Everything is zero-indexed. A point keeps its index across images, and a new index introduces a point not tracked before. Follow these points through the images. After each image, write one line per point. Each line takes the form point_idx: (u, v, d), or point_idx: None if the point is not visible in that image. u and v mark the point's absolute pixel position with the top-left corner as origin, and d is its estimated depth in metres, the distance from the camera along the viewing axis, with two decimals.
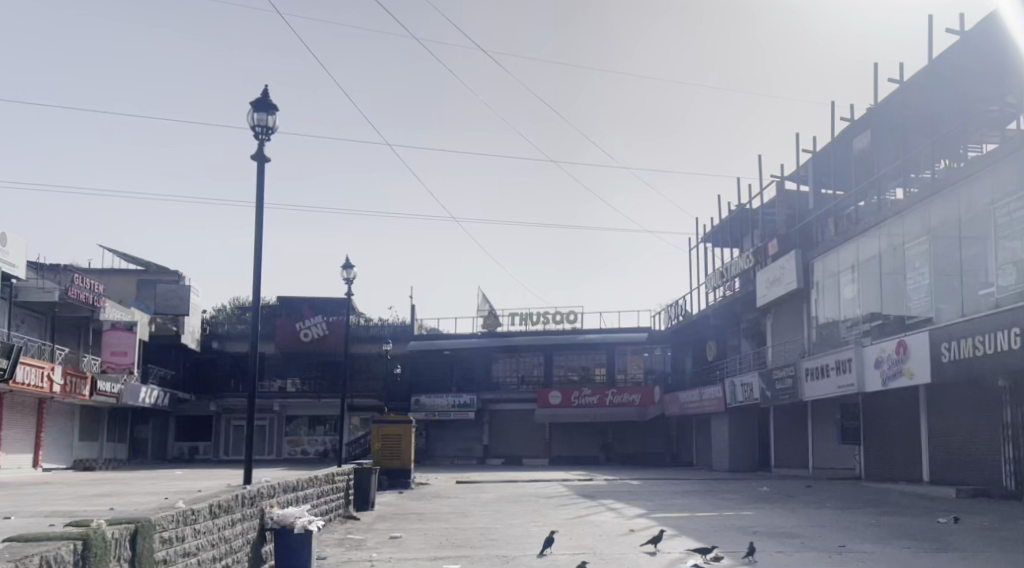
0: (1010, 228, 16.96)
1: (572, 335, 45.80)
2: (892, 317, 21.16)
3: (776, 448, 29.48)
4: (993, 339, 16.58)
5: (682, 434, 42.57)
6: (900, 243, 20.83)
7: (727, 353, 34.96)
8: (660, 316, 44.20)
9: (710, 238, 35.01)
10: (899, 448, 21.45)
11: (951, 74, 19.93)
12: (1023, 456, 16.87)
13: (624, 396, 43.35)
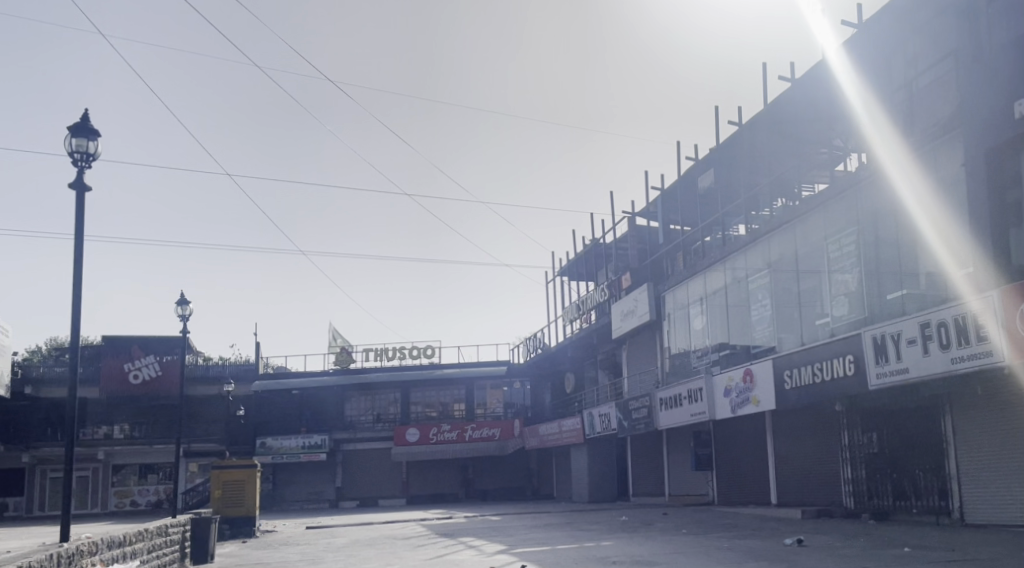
0: (841, 262, 18.12)
1: (431, 370, 45.92)
2: (738, 346, 22.04)
3: (634, 477, 30.07)
4: (830, 367, 17.56)
5: (541, 467, 42.97)
6: (743, 277, 21.83)
7: (584, 384, 35.56)
8: (518, 350, 44.42)
9: (567, 271, 35.66)
10: (749, 472, 22.26)
11: (787, 117, 21.17)
12: (859, 476, 17.85)
13: (483, 431, 43.39)
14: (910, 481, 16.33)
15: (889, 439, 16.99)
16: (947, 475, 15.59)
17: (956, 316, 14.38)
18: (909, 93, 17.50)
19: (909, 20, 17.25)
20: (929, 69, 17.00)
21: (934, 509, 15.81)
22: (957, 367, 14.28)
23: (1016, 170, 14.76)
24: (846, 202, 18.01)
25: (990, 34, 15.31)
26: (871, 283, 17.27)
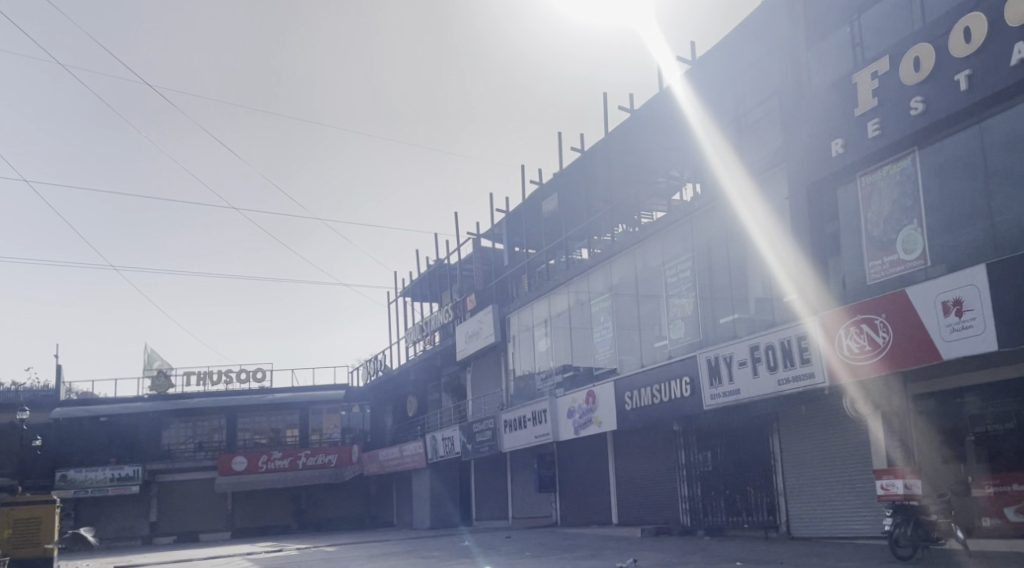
0: (678, 287, 18.86)
1: (262, 395, 44.47)
2: (582, 368, 22.42)
3: (477, 500, 30.04)
4: (668, 388, 18.11)
5: (381, 493, 42.35)
6: (586, 299, 22.34)
7: (428, 407, 35.27)
8: (358, 373, 43.73)
9: (410, 291, 35.37)
10: (590, 492, 22.68)
11: (629, 146, 21.91)
12: (695, 494, 18.49)
13: (318, 458, 42.24)
14: (741, 498, 17.06)
15: (722, 457, 17.67)
16: (775, 491, 16.38)
17: (783, 339, 15.34)
18: (739, 127, 18.49)
19: (740, 58, 18.27)
20: (757, 106, 18.05)
21: (764, 524, 16.57)
22: (785, 387, 15.17)
23: (833, 203, 15.87)
24: (684, 230, 18.80)
25: (811, 76, 16.45)
26: (705, 308, 18.05)
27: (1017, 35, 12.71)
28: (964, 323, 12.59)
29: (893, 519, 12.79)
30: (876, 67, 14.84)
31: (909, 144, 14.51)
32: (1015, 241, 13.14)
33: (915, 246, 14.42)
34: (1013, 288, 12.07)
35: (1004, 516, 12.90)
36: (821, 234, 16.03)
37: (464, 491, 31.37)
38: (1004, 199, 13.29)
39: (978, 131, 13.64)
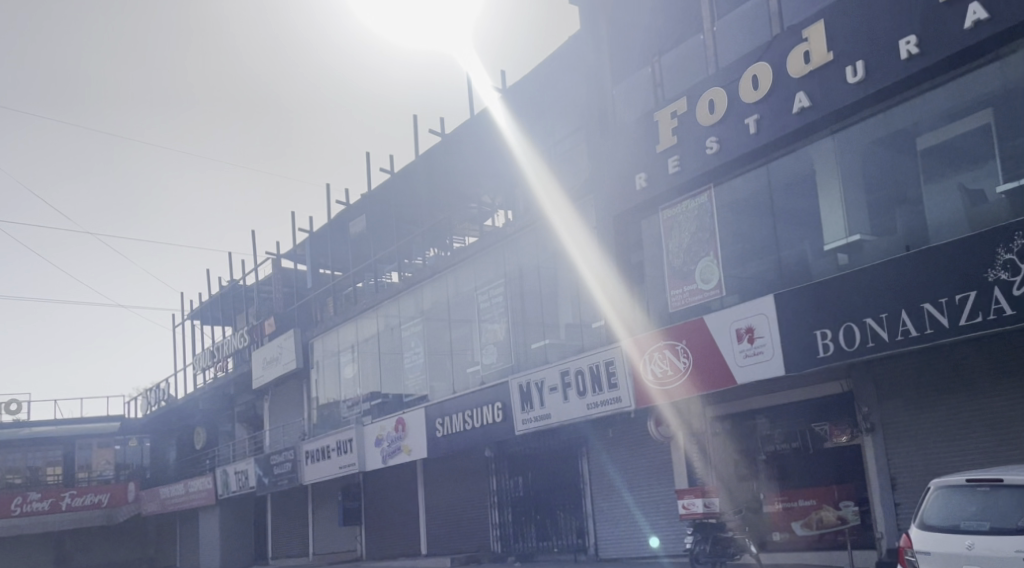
0: (490, 312, 19.32)
1: (19, 429, 40.28)
2: (391, 395, 22.05)
3: (272, 537, 28.61)
4: (480, 414, 18.05)
5: (162, 534, 39.35)
6: (395, 324, 22.27)
7: (218, 439, 33.36)
8: (136, 404, 40.74)
9: (200, 314, 33.64)
10: (397, 523, 22.22)
11: (440, 171, 22.08)
12: (506, 521, 18.55)
13: (86, 498, 38.19)
14: (552, 522, 17.33)
15: (532, 483, 17.88)
16: (585, 514, 16.72)
17: (592, 365, 16.01)
18: (550, 157, 19.40)
19: (551, 91, 19.22)
20: (565, 140, 19.02)
21: (574, 546, 16.86)
22: (595, 410, 15.76)
23: (638, 235, 16.87)
24: (496, 255, 19.43)
25: (615, 112, 17.45)
26: (518, 333, 18.61)
27: (797, 85, 14.34)
28: (755, 348, 14.06)
29: (694, 536, 13.75)
30: (675, 107, 15.97)
31: (705, 181, 15.75)
32: (799, 272, 14.63)
33: (711, 276, 15.70)
34: (801, 315, 13.72)
35: (792, 529, 14.11)
36: (627, 263, 16.98)
37: (259, 528, 29.80)
38: (789, 235, 14.79)
39: (766, 172, 15.12)
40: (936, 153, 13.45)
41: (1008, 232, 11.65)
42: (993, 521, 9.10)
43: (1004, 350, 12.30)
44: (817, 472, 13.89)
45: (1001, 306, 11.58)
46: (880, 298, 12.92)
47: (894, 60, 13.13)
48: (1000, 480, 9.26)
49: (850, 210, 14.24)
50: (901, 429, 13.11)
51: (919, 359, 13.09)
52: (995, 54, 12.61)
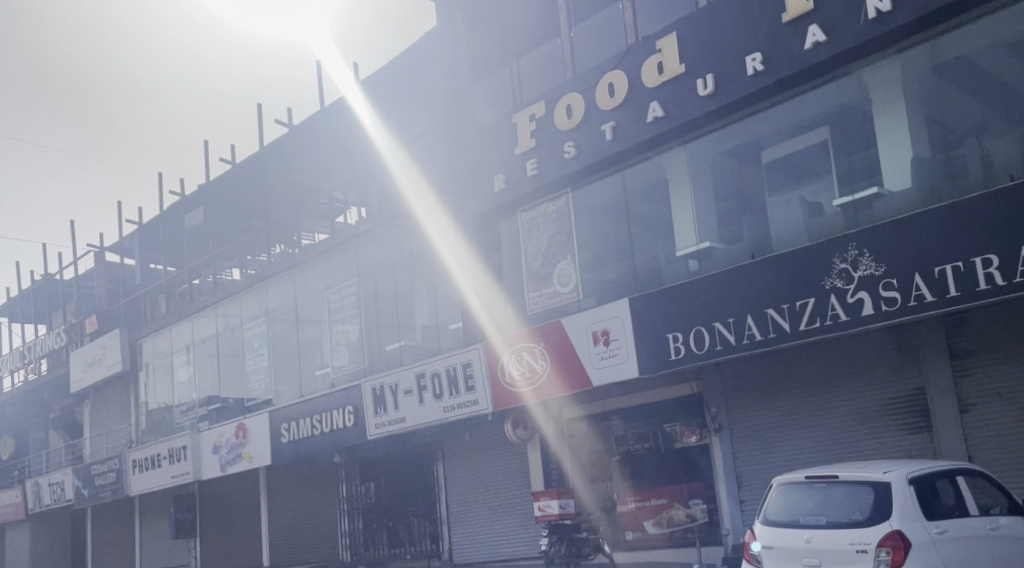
0: (341, 313, 19.43)
1: None
2: (230, 400, 21.55)
3: (89, 553, 26.64)
4: (329, 418, 17.89)
5: None
6: (237, 324, 21.86)
7: (27, 447, 30.85)
8: None
9: (9, 311, 31.18)
10: (235, 535, 21.51)
11: (288, 165, 21.77)
12: (355, 529, 18.38)
13: None
14: (404, 528, 17.40)
15: (384, 489, 17.81)
16: (439, 519, 16.96)
17: (448, 367, 16.40)
18: (401, 153, 19.34)
19: (411, 86, 19.41)
20: (422, 139, 19.17)
21: (427, 552, 16.98)
22: (449, 414, 16.20)
23: (496, 237, 17.35)
24: (347, 251, 19.45)
25: (474, 111, 17.75)
26: (370, 335, 18.80)
27: (651, 94, 15.14)
28: (610, 350, 14.74)
29: (550, 539, 14.29)
30: (533, 110, 16.44)
31: (562, 185, 16.29)
32: (652, 277, 15.45)
33: (569, 279, 16.28)
34: (655, 319, 14.44)
35: (644, 528, 14.66)
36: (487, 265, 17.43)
37: (74, 544, 27.79)
38: (643, 241, 15.58)
39: (621, 178, 15.80)
40: (777, 167, 14.54)
41: (843, 244, 12.88)
42: (831, 513, 9.57)
43: (839, 354, 13.38)
44: (668, 472, 14.51)
45: (837, 312, 12.79)
46: (728, 303, 13.84)
47: (742, 75, 14.21)
48: (837, 477, 9.87)
49: (699, 218, 15.11)
50: (745, 427, 13.89)
51: (762, 362, 14.00)
52: (831, 77, 13.86)
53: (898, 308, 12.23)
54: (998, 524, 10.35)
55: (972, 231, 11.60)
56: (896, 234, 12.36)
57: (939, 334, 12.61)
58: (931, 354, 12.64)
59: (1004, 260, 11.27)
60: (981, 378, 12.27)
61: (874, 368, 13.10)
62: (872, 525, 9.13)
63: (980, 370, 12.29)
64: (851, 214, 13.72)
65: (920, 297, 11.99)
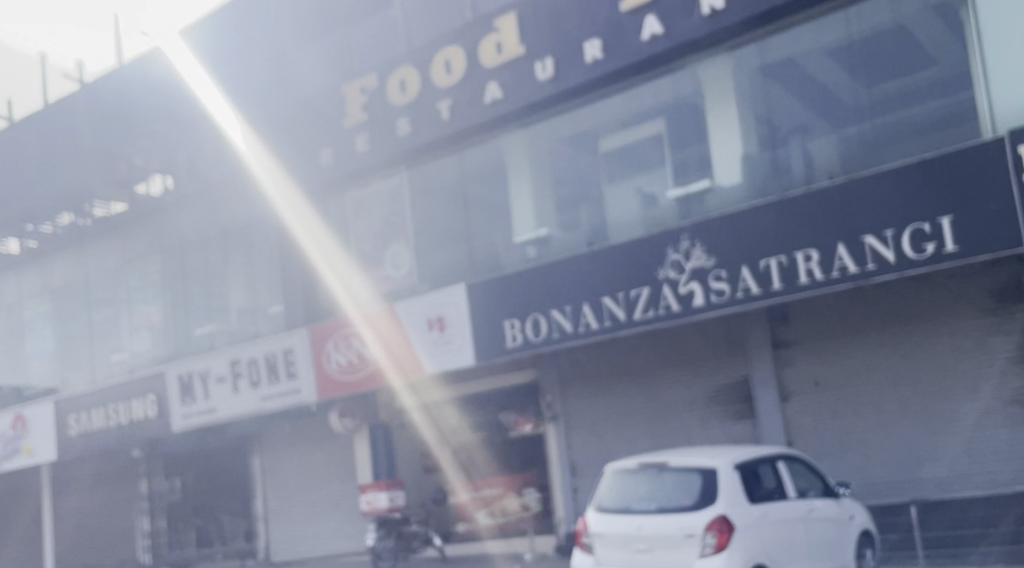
0: (144, 294, 20.60)
1: None
2: (7, 388, 22.76)
3: None
4: (128, 409, 18.68)
5: None
6: (16, 304, 22.97)
7: None
8: None
9: None
10: (22, 530, 21.80)
11: (79, 121, 19.98)
12: (158, 529, 19.48)
13: None
14: (215, 528, 18.61)
15: (192, 483, 19.04)
16: (256, 516, 17.88)
17: (267, 354, 16.94)
18: (221, 114, 18.62)
19: (232, 39, 18.55)
20: (247, 99, 18.39)
21: (240, 549, 18.10)
22: (269, 401, 16.84)
23: (326, 214, 17.79)
24: (153, 228, 20.44)
25: (301, 79, 17.78)
26: (176, 320, 19.96)
27: (489, 75, 15.26)
28: (445, 338, 15.02)
29: (378, 533, 14.11)
30: (364, 83, 16.52)
31: (397, 166, 16.73)
32: (491, 261, 15.85)
33: (402, 263, 16.87)
34: (492, 305, 14.59)
35: (477, 519, 15.22)
36: (320, 247, 17.98)
37: None
38: (481, 226, 16.07)
39: (460, 161, 16.25)
40: (614, 157, 14.80)
41: (677, 236, 13.07)
42: (660, 501, 9.04)
43: (668, 343, 13.73)
44: (503, 464, 15.24)
45: (670, 303, 12.98)
46: (564, 290, 13.92)
47: (581, 63, 14.35)
48: (667, 464, 9.38)
49: (539, 206, 15.46)
50: (580, 417, 14.36)
51: (596, 349, 14.30)
52: (669, 68, 14.15)
53: (726, 300, 12.53)
54: (813, 505, 10.21)
55: (800, 226, 12.00)
56: (728, 227, 12.62)
57: (764, 325, 13.10)
58: (755, 344, 13.10)
59: (823, 256, 11.75)
60: (800, 365, 12.92)
61: (701, 359, 13.53)
62: (701, 508, 8.68)
63: (799, 359, 12.94)
64: (684, 206, 13.96)
65: (748, 290, 12.33)
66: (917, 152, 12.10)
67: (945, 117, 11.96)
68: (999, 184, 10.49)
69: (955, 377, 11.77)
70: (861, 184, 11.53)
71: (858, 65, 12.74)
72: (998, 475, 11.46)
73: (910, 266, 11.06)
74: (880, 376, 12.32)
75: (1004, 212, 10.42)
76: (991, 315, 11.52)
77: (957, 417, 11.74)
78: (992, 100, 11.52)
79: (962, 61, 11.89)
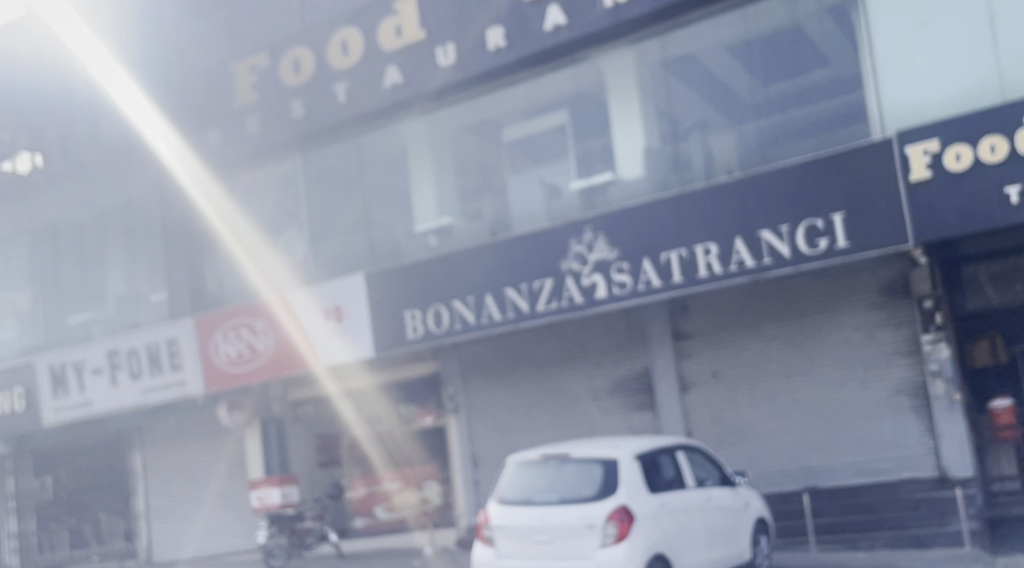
0: (9, 280, 19.78)
1: None
2: None
3: None
4: None
5: None
6: None
7: None
8: None
9: None
10: None
11: None
12: (25, 529, 18.50)
13: None
14: (91, 528, 17.82)
15: (65, 481, 18.26)
16: (136, 516, 17.24)
17: (148, 345, 16.14)
18: (102, 88, 17.72)
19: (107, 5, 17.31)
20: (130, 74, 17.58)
21: (121, 550, 17.42)
22: (150, 394, 16.07)
23: (214, 199, 17.27)
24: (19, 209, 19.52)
25: (191, 55, 17.25)
26: (46, 307, 19.14)
27: (389, 59, 14.97)
28: (340, 328, 14.67)
29: (270, 531, 13.84)
30: (255, 62, 16.13)
31: (290, 150, 16.33)
32: (389, 249, 15.56)
33: (296, 250, 16.46)
34: (392, 295, 14.27)
35: (374, 514, 15.25)
36: (209, 233, 17.52)
37: None
38: (380, 215, 15.73)
39: (357, 147, 15.84)
40: (518, 147, 14.73)
41: (580, 228, 13.06)
42: (561, 492, 8.91)
43: (570, 335, 13.77)
44: (401, 457, 15.18)
45: (572, 295, 12.96)
46: (467, 281, 13.71)
47: (483, 50, 14.21)
48: (569, 455, 9.25)
49: (440, 194, 15.26)
50: (481, 409, 14.33)
51: (497, 341, 14.26)
52: (571, 59, 14.13)
53: (629, 292, 12.60)
54: (712, 494, 10.13)
55: (701, 220, 12.16)
56: (629, 220, 12.69)
57: (664, 317, 13.26)
58: (656, 337, 13.26)
59: (722, 250, 11.95)
60: (700, 357, 13.14)
61: (603, 350, 13.61)
62: (600, 500, 8.55)
63: (699, 352, 13.15)
64: (587, 198, 13.98)
65: (649, 283, 12.43)
66: (811, 149, 12.43)
67: (837, 114, 12.31)
68: (888, 183, 10.89)
69: (845, 368, 12.17)
70: (759, 180, 11.78)
71: (754, 61, 12.98)
72: (884, 463, 11.86)
73: (804, 261, 11.36)
74: (775, 368, 12.63)
75: (892, 210, 10.83)
76: (880, 308, 11.97)
77: (846, 407, 12.13)
78: (882, 101, 11.91)
79: (852, 60, 12.24)
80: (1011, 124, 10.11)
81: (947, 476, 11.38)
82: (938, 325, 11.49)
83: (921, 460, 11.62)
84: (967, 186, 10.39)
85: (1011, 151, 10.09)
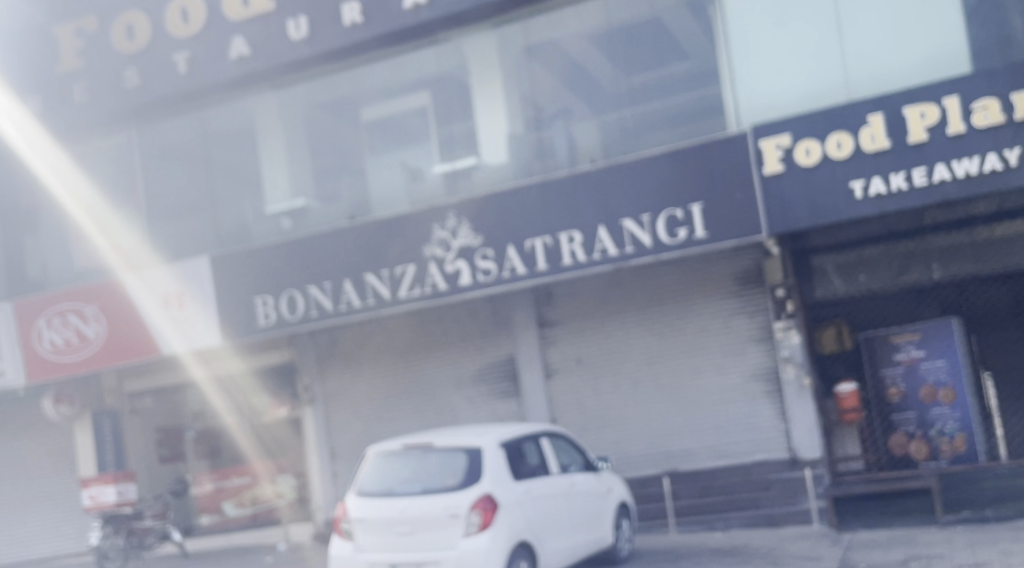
0: None
1: None
2: None
3: None
4: None
5: None
6: None
7: None
8: None
9: None
10: None
11: None
12: None
13: None
14: None
15: None
16: None
17: None
18: None
19: None
20: None
21: None
22: None
23: (39, 174, 15.94)
24: None
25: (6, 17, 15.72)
26: None
27: (234, 29, 14.13)
28: (179, 314, 13.76)
29: (104, 531, 12.81)
30: (82, 25, 14.93)
31: (125, 123, 15.20)
32: (237, 231, 14.69)
33: (132, 230, 15.29)
34: (241, 279, 13.49)
35: (223, 510, 14.60)
36: (32, 211, 16.09)
37: None
38: (227, 194, 14.82)
39: (201, 121, 14.84)
40: (377, 128, 14.25)
41: (443, 213, 12.73)
42: (423, 482, 8.57)
43: (431, 322, 13.53)
44: (253, 449, 14.62)
45: (436, 282, 12.62)
46: (322, 265, 13.11)
47: (337, 25, 13.68)
48: (430, 445, 8.88)
49: (294, 173, 14.58)
50: (338, 399, 13.87)
51: (356, 328, 13.82)
52: (431, 39, 13.80)
53: (492, 279, 12.40)
54: (574, 480, 10.02)
55: (566, 208, 12.11)
56: (494, 207, 12.47)
57: (528, 304, 13.21)
58: (520, 324, 13.20)
59: (585, 237, 11.97)
60: (563, 345, 13.15)
61: (464, 337, 13.43)
62: (461, 491, 8.25)
63: (562, 339, 13.16)
64: (450, 182, 13.65)
65: (513, 270, 12.28)
66: (673, 139, 12.57)
67: (699, 107, 12.49)
68: (744, 175, 11.24)
69: (702, 355, 12.51)
70: (622, 169, 11.89)
71: (615, 50, 12.99)
72: (738, 446, 12.32)
73: (664, 250, 11.57)
74: (636, 356, 12.81)
75: (748, 201, 11.19)
76: (734, 296, 12.39)
77: (701, 392, 12.49)
78: (739, 95, 12.25)
79: (710, 55, 12.51)
80: (856, 122, 10.66)
81: (797, 457, 11.99)
82: (789, 313, 12.03)
83: (773, 442, 12.17)
84: (817, 180, 10.85)
85: (856, 148, 10.63)
